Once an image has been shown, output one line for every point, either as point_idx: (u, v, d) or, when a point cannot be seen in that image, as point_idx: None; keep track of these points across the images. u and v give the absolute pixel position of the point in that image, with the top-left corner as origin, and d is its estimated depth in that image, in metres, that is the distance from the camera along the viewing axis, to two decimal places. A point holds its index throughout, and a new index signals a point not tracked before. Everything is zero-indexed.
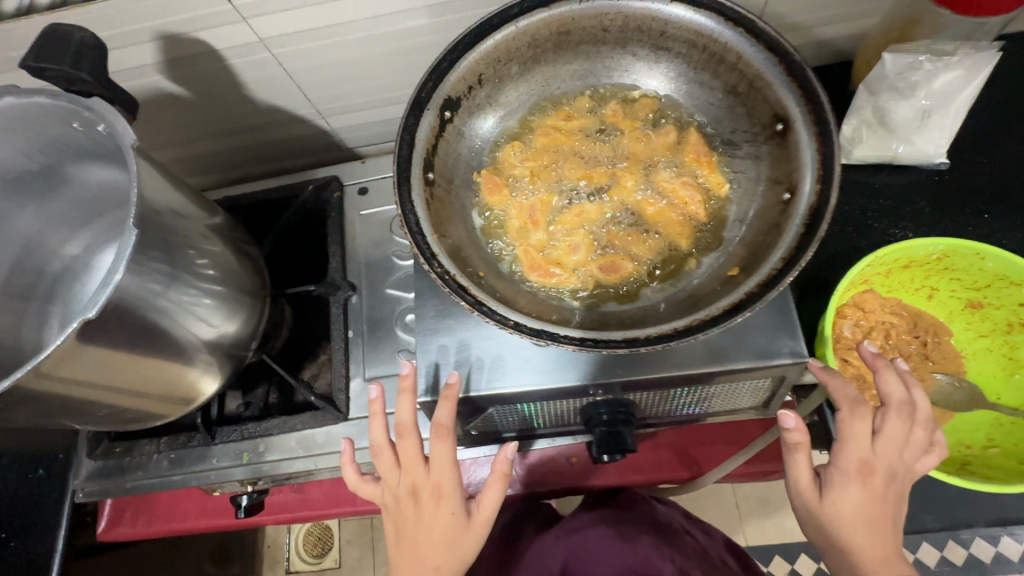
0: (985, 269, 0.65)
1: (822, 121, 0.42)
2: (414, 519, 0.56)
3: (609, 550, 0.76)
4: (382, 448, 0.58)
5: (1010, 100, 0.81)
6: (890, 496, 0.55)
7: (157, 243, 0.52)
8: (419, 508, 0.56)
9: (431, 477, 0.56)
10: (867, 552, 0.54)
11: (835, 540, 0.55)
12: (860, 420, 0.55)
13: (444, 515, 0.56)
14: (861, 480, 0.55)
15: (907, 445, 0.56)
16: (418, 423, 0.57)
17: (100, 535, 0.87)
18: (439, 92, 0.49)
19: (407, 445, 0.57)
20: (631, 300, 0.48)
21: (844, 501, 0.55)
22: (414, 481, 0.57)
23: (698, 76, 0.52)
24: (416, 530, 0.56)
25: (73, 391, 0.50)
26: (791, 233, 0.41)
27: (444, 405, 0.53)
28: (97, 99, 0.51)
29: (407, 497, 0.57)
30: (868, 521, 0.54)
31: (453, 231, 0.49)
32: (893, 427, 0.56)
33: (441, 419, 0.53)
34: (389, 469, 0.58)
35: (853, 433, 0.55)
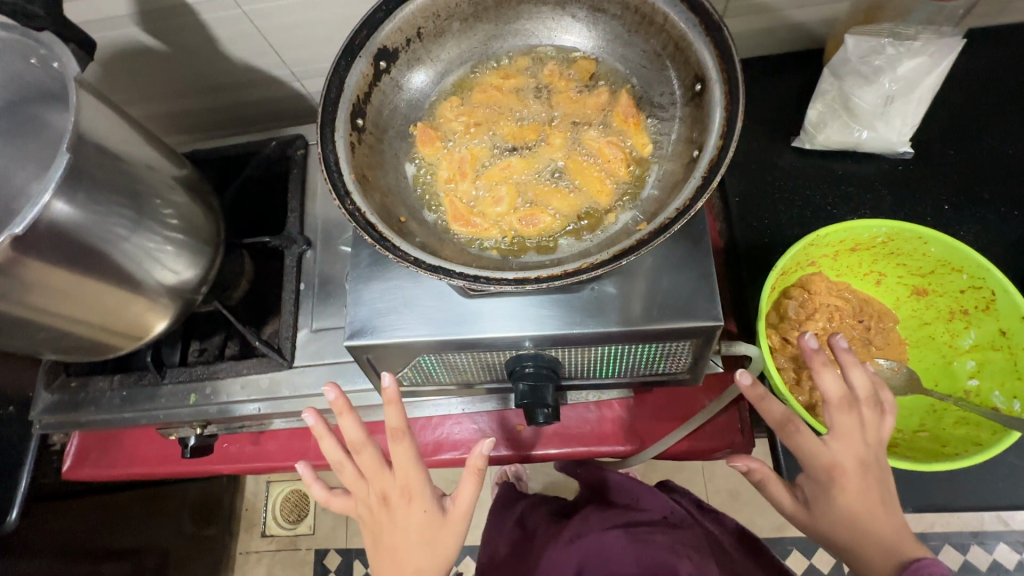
0: (929, 254, 0.65)
1: (731, 78, 0.43)
2: (389, 524, 0.59)
3: (624, 551, 0.80)
4: (341, 464, 0.60)
5: (982, 92, 0.80)
6: (870, 489, 0.55)
7: (99, 174, 0.53)
8: (393, 513, 0.59)
9: (397, 480, 0.59)
10: (872, 550, 0.53)
11: (838, 549, 0.56)
12: (798, 431, 0.56)
13: (416, 513, 0.58)
14: (833, 484, 0.55)
15: (866, 427, 0.56)
16: (371, 435, 0.59)
17: (66, 473, 0.90)
18: (373, 41, 0.50)
19: (365, 457, 0.59)
20: (546, 252, 0.49)
21: (827, 509, 0.56)
22: (382, 488, 0.59)
23: (632, 38, 0.52)
24: (393, 536, 0.58)
25: (12, 310, 0.52)
26: (691, 186, 0.42)
27: (392, 409, 0.56)
28: (48, 34, 0.53)
29: (379, 503, 0.59)
30: (859, 522, 0.54)
31: (377, 176, 0.50)
32: (843, 422, 0.55)
33: (392, 424, 0.56)
34: (355, 481, 0.60)
35: (809, 442, 0.56)
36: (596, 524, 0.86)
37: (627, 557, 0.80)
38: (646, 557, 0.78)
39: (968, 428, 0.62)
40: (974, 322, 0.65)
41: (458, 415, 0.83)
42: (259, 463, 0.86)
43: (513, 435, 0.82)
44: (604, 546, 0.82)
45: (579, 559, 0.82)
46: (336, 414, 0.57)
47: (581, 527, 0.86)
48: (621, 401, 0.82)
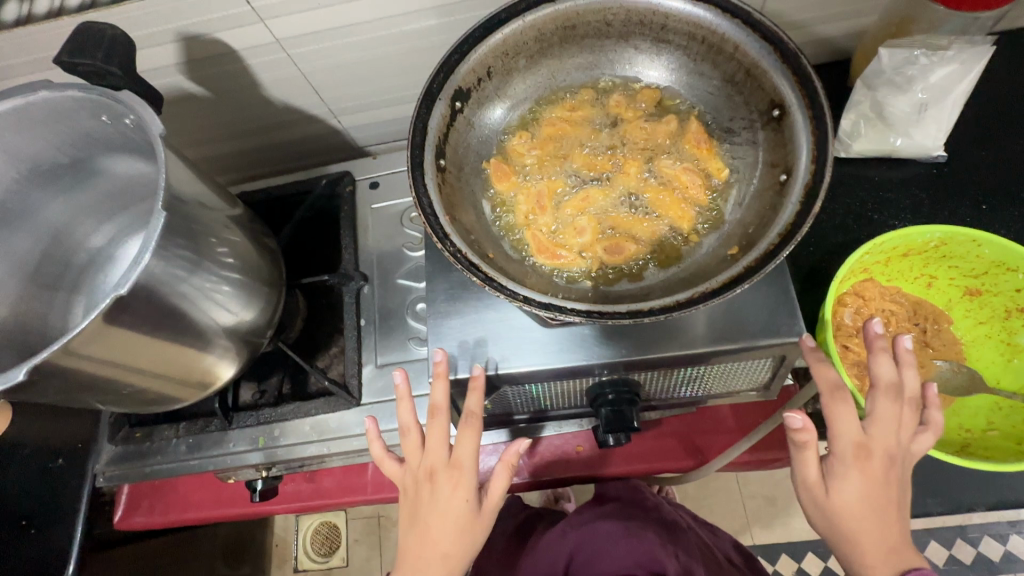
0: (983, 256, 0.67)
1: (815, 104, 0.44)
2: (429, 502, 0.56)
3: (615, 544, 0.82)
4: (410, 429, 0.59)
5: (1005, 94, 0.82)
6: (891, 481, 0.54)
7: (181, 229, 0.55)
8: (437, 491, 0.56)
9: (452, 460, 0.56)
10: (871, 543, 0.53)
11: (839, 529, 0.55)
12: (843, 403, 0.55)
13: (458, 501, 0.56)
14: (861, 464, 0.54)
15: (902, 425, 0.56)
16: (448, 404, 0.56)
17: (117, 524, 0.89)
18: (450, 84, 0.51)
19: (435, 425, 0.56)
20: (634, 280, 0.50)
21: (849, 489, 0.54)
22: (433, 464, 0.56)
23: (697, 67, 0.54)
24: (430, 514, 0.56)
25: (98, 368, 0.53)
26: (787, 211, 0.43)
27: (474, 395, 0.55)
28: (127, 92, 0.53)
29: (426, 476, 0.57)
30: (874, 509, 0.53)
31: (463, 214, 0.51)
32: (883, 409, 0.55)
33: (470, 407, 0.55)
34: (413, 448, 0.58)
35: (847, 419, 0.55)
36: (592, 514, 0.87)
37: (617, 550, 0.82)
38: (636, 552, 0.80)
39: None
40: None
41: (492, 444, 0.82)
42: (313, 500, 0.86)
43: (574, 457, 0.81)
44: (594, 537, 0.85)
45: (571, 550, 0.86)
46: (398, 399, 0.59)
47: (575, 518, 0.89)
48: (678, 416, 0.82)
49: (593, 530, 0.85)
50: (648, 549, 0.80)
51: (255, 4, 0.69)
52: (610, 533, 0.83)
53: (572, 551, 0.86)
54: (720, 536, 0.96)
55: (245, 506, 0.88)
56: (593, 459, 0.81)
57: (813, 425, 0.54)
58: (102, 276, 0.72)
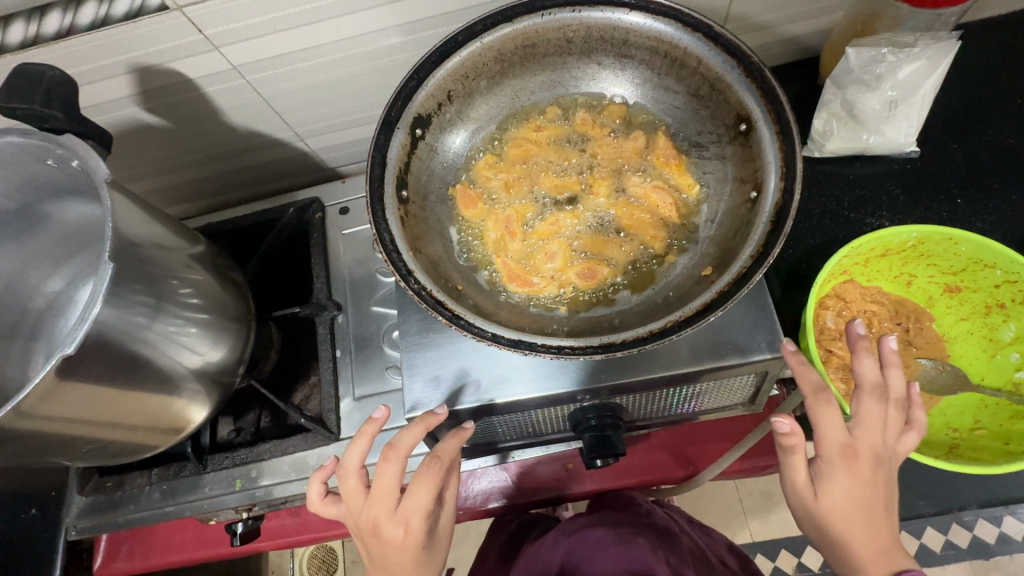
0: (960, 254, 0.66)
1: (782, 118, 0.43)
2: (381, 550, 0.55)
3: (605, 552, 0.78)
4: (348, 476, 0.55)
5: (973, 85, 0.82)
6: (877, 482, 0.53)
7: (136, 275, 0.52)
8: (384, 543, 0.55)
9: (399, 512, 0.54)
10: (860, 543, 0.53)
11: (829, 531, 0.55)
12: (827, 404, 0.52)
13: (410, 546, 0.55)
14: (847, 466, 0.53)
15: (886, 424, 0.54)
16: (399, 450, 0.53)
17: (98, 570, 0.87)
18: (408, 111, 0.50)
19: (381, 477, 0.54)
20: (607, 304, 0.49)
21: (836, 493, 0.53)
22: (376, 517, 0.54)
23: (662, 81, 0.53)
24: (382, 558, 0.56)
25: (55, 427, 0.51)
26: (759, 230, 0.42)
27: (411, 431, 0.53)
28: (69, 135, 0.51)
29: (370, 528, 0.55)
30: (861, 510, 0.53)
31: (429, 246, 0.49)
32: (869, 410, 0.53)
33: (399, 445, 0.53)
34: (356, 496, 0.56)
35: (831, 422, 0.53)
36: (583, 522, 0.84)
37: (606, 557, 0.78)
38: (626, 558, 0.76)
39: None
40: (1013, 315, 0.67)
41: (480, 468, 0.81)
42: (299, 535, 0.83)
43: (562, 475, 0.80)
44: (585, 545, 0.81)
45: (561, 559, 0.81)
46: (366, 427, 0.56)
47: (566, 526, 0.85)
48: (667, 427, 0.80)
49: (584, 537, 0.81)
50: (639, 556, 0.76)
51: (208, 32, 0.66)
52: (601, 540, 0.79)
53: (562, 559, 0.82)
54: (714, 537, 0.94)
55: (229, 545, 0.85)
56: (582, 476, 0.80)
57: (800, 429, 0.52)
58: (61, 321, 0.68)
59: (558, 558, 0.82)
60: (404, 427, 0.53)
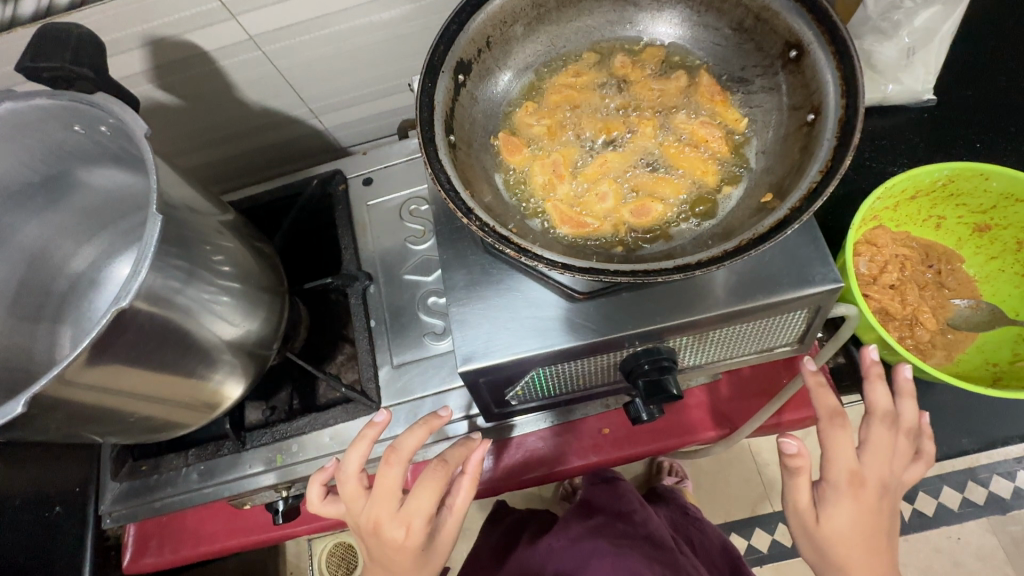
0: (991, 190, 0.67)
1: (836, 38, 0.43)
2: (379, 549, 0.56)
3: (602, 562, 0.80)
4: (355, 475, 0.56)
5: (984, 33, 0.83)
6: (880, 509, 0.56)
7: (176, 239, 0.50)
8: (385, 538, 0.55)
9: (402, 510, 0.54)
10: (856, 570, 0.56)
11: (827, 552, 0.57)
12: (839, 429, 0.56)
13: (409, 548, 0.55)
14: (852, 494, 0.55)
15: (896, 454, 0.57)
16: (402, 455, 0.56)
17: (127, 567, 0.82)
18: (452, 55, 0.49)
19: (384, 476, 0.55)
20: (665, 239, 0.48)
21: (840, 518, 0.55)
22: (378, 516, 0.55)
23: (702, 18, 0.52)
24: (382, 555, 0.56)
25: (97, 399, 0.48)
26: (823, 147, 0.41)
27: (412, 437, 0.56)
28: (101, 94, 0.49)
29: (372, 525, 0.55)
30: (862, 536, 0.55)
31: (481, 190, 0.48)
32: (879, 436, 0.57)
33: (403, 447, 0.56)
34: (359, 495, 0.56)
35: (841, 446, 0.55)
36: (580, 531, 0.87)
37: (600, 565, 0.79)
38: (621, 566, 0.78)
39: None
40: None
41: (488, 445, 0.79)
42: (335, 519, 0.81)
43: (601, 440, 0.78)
44: (583, 552, 0.83)
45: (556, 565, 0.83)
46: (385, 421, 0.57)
47: (564, 533, 0.87)
48: (701, 386, 0.79)
49: (580, 544, 0.84)
50: (633, 564, 0.78)
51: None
52: (597, 550, 0.82)
53: (555, 567, 0.83)
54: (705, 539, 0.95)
55: (265, 531, 0.83)
56: (622, 440, 0.78)
57: (806, 452, 0.54)
58: (88, 302, 0.67)
59: (552, 564, 0.83)
60: (405, 431, 0.57)
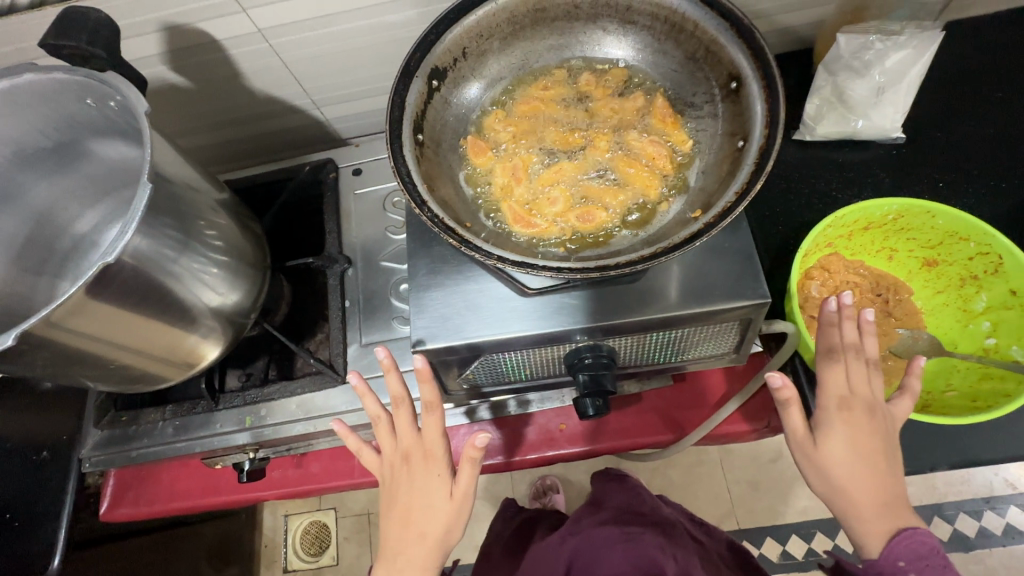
0: (938, 227, 0.71)
1: (768, 75, 0.47)
2: (407, 484, 0.62)
3: (612, 547, 0.80)
4: (378, 418, 0.64)
5: (959, 77, 0.86)
6: (875, 433, 0.57)
7: (168, 210, 0.56)
8: (413, 471, 0.63)
9: (423, 442, 0.63)
10: (863, 494, 0.55)
11: (832, 479, 0.57)
12: (831, 360, 0.60)
13: (432, 478, 0.62)
14: (843, 414, 0.58)
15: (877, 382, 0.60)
16: (408, 394, 0.63)
17: (103, 515, 0.88)
18: (426, 62, 0.54)
19: (401, 413, 0.63)
20: (604, 244, 0.53)
21: (835, 442, 0.57)
22: (406, 448, 0.63)
23: (661, 45, 0.57)
24: (406, 495, 0.62)
25: (82, 344, 0.54)
26: (745, 171, 0.46)
27: (393, 378, 0.61)
28: (112, 73, 0.54)
29: (402, 461, 0.63)
30: (862, 462, 0.56)
31: (441, 186, 0.53)
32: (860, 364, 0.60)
33: (395, 392, 0.62)
34: (386, 436, 0.64)
35: (832, 371, 0.60)
36: (589, 525, 0.88)
37: (614, 554, 0.79)
38: (633, 554, 0.77)
39: (993, 382, 0.68)
40: (985, 286, 0.71)
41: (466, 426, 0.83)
42: (299, 486, 0.86)
43: (556, 435, 0.82)
44: (592, 541, 0.84)
45: (569, 556, 0.83)
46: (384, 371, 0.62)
47: (574, 527, 0.89)
48: (656, 391, 0.83)
49: (592, 536, 0.84)
50: (645, 551, 0.78)
51: None
52: (607, 538, 0.82)
53: (570, 559, 0.83)
54: (715, 538, 0.94)
55: (233, 492, 0.88)
56: (577, 436, 0.82)
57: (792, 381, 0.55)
58: (86, 262, 0.73)
59: (566, 554, 0.84)
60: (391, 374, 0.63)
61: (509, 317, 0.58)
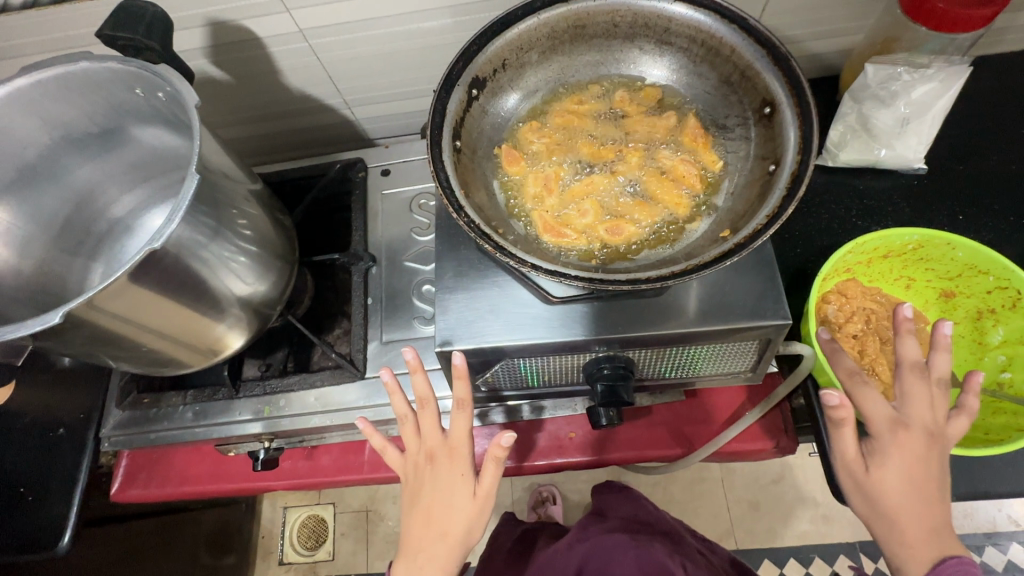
0: (957, 259, 0.72)
1: (802, 103, 0.49)
2: (430, 482, 0.64)
3: (625, 553, 0.81)
4: (404, 417, 0.65)
5: (983, 113, 0.87)
6: (931, 460, 0.57)
7: (207, 200, 0.57)
8: (437, 471, 0.64)
9: (447, 442, 0.64)
10: (912, 522, 0.56)
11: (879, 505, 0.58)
12: (862, 383, 0.61)
13: (455, 478, 0.63)
14: (896, 439, 0.58)
15: (934, 403, 0.59)
16: (434, 395, 0.65)
17: (114, 496, 0.89)
18: (468, 71, 0.56)
19: (426, 413, 0.64)
20: (632, 258, 0.54)
21: (889, 470, 0.57)
22: (430, 447, 0.64)
23: (697, 67, 0.58)
24: (429, 494, 0.63)
25: (118, 326, 0.55)
26: (776, 195, 0.47)
27: (419, 378, 0.62)
28: (164, 66, 0.56)
29: (426, 460, 0.65)
30: (914, 491, 0.57)
31: (476, 192, 0.55)
32: (913, 386, 0.59)
33: (421, 392, 0.63)
34: (410, 436, 0.65)
35: (869, 394, 0.60)
36: (597, 531, 0.88)
37: (625, 558, 0.80)
38: (645, 559, 0.79)
39: (1008, 416, 0.68)
40: (1002, 319, 0.72)
41: (478, 429, 0.84)
42: (308, 477, 0.87)
43: (566, 443, 0.83)
44: (603, 547, 0.84)
45: (579, 560, 0.84)
46: (410, 372, 0.62)
47: (582, 534, 0.89)
48: (667, 405, 0.83)
49: (602, 541, 0.85)
50: (656, 557, 0.79)
51: None
52: (617, 543, 0.83)
53: (579, 563, 0.84)
54: (719, 551, 0.95)
55: (243, 480, 0.88)
56: (586, 445, 0.83)
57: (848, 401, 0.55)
58: (120, 245, 0.75)
59: (577, 558, 0.84)
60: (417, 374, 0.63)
61: (534, 321, 0.59)
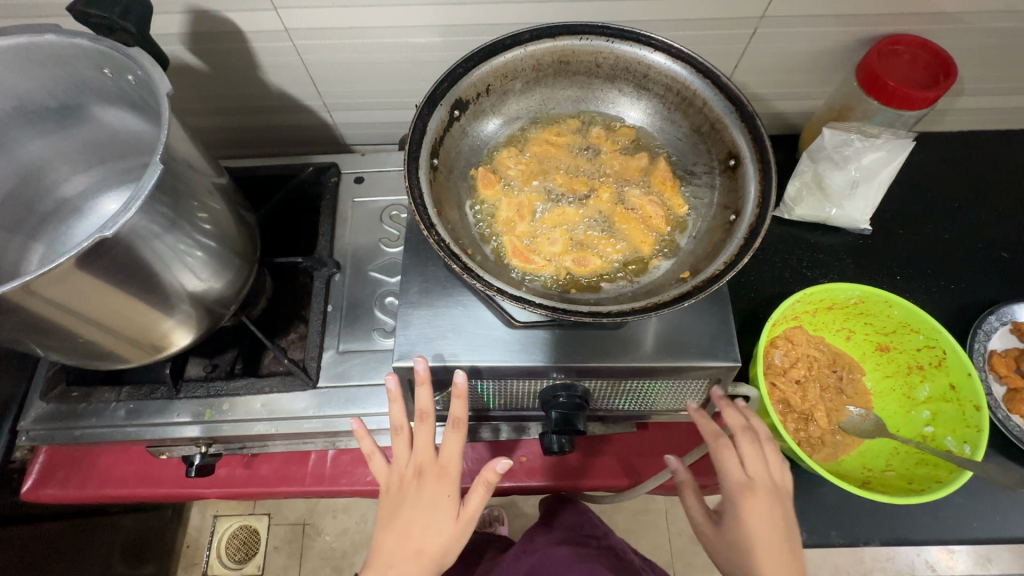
0: (893, 316, 0.77)
1: (764, 160, 0.52)
2: (413, 497, 0.62)
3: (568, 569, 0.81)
4: (399, 428, 0.63)
5: (923, 184, 0.95)
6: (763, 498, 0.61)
7: (166, 188, 0.54)
8: (422, 488, 0.62)
9: (439, 460, 0.63)
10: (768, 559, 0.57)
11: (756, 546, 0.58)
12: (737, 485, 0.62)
13: (440, 498, 0.62)
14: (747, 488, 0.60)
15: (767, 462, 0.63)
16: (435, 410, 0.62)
17: (24, 494, 0.81)
18: (452, 93, 0.56)
19: (423, 428, 0.62)
20: (595, 290, 0.55)
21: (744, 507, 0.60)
22: (421, 462, 0.63)
23: (670, 114, 0.61)
24: (411, 511, 0.61)
25: (52, 313, 0.52)
26: (734, 244, 0.50)
27: (423, 390, 0.59)
28: (138, 49, 0.54)
29: (414, 476, 0.63)
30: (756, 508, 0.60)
31: (449, 211, 0.55)
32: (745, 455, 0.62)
33: (422, 406, 0.60)
34: (402, 448, 0.64)
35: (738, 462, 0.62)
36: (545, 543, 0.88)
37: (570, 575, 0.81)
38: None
39: (928, 468, 0.71)
40: (929, 376, 0.77)
41: None
42: (243, 487, 0.82)
43: (515, 467, 0.83)
44: (549, 560, 0.84)
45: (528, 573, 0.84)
46: (416, 382, 0.58)
47: (528, 546, 0.89)
48: (619, 436, 0.85)
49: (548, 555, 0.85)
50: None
51: None
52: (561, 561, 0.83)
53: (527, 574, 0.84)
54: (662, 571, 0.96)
55: (171, 486, 0.83)
56: (536, 471, 0.83)
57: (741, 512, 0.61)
58: (66, 227, 0.72)
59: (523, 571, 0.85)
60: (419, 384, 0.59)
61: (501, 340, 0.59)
